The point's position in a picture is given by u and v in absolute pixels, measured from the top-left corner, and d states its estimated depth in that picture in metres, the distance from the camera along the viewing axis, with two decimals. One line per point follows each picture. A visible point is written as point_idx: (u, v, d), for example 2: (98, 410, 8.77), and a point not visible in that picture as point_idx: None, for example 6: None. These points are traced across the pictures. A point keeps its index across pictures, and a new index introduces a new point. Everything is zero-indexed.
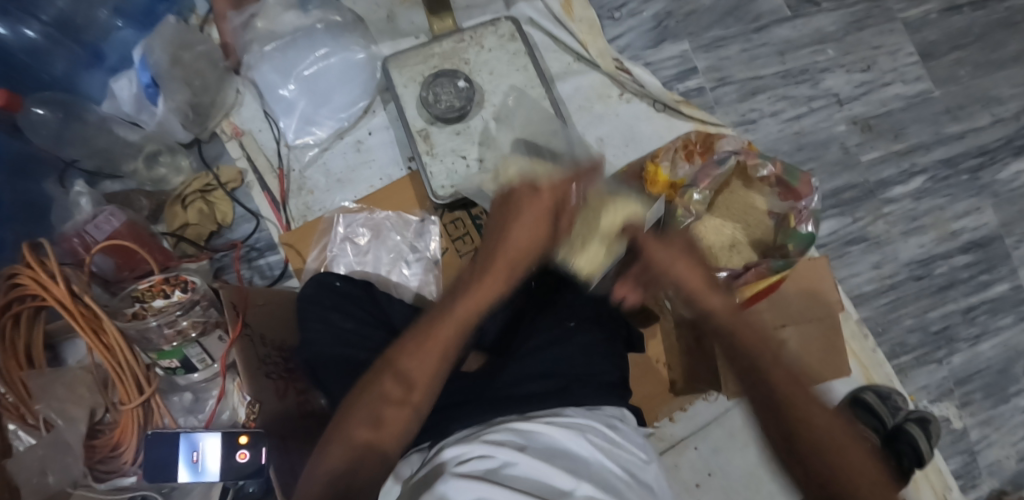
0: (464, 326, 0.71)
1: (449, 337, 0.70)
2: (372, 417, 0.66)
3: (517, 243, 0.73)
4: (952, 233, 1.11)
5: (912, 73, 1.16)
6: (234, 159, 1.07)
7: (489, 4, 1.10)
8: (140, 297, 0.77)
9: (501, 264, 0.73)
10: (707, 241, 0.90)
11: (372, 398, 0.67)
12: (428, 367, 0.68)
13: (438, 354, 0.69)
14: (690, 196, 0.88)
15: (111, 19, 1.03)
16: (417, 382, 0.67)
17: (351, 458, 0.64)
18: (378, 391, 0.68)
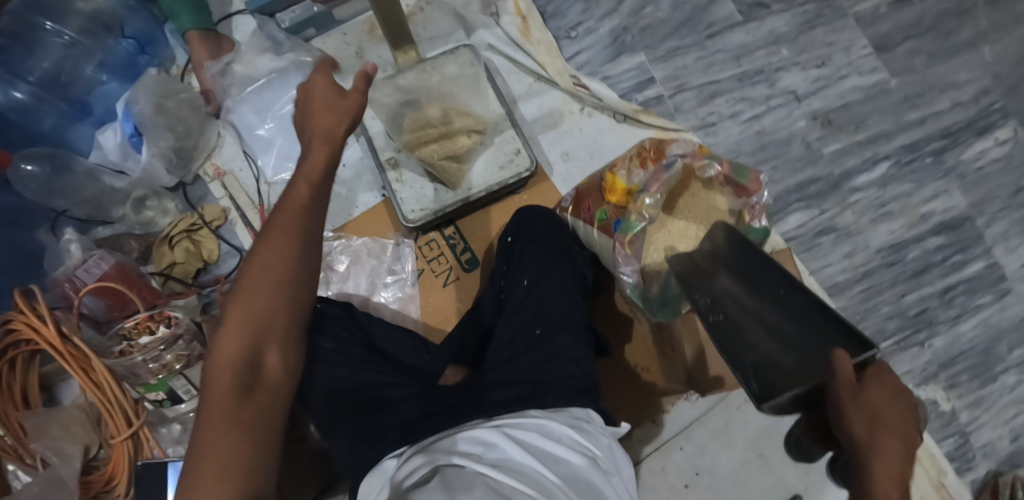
0: (284, 262, 0.61)
1: (273, 277, 0.60)
2: (228, 409, 0.55)
3: (306, 173, 0.66)
4: (921, 217, 1.13)
5: (867, 65, 1.19)
6: (218, 198, 1.12)
7: (452, 33, 1.15)
8: (127, 335, 0.81)
9: (303, 187, 0.65)
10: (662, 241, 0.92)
11: (222, 391, 0.56)
12: (266, 306, 0.59)
13: (259, 312, 0.59)
14: (643, 201, 0.88)
15: (96, 74, 1.08)
16: (266, 334, 0.59)
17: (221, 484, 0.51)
18: (226, 384, 0.56)
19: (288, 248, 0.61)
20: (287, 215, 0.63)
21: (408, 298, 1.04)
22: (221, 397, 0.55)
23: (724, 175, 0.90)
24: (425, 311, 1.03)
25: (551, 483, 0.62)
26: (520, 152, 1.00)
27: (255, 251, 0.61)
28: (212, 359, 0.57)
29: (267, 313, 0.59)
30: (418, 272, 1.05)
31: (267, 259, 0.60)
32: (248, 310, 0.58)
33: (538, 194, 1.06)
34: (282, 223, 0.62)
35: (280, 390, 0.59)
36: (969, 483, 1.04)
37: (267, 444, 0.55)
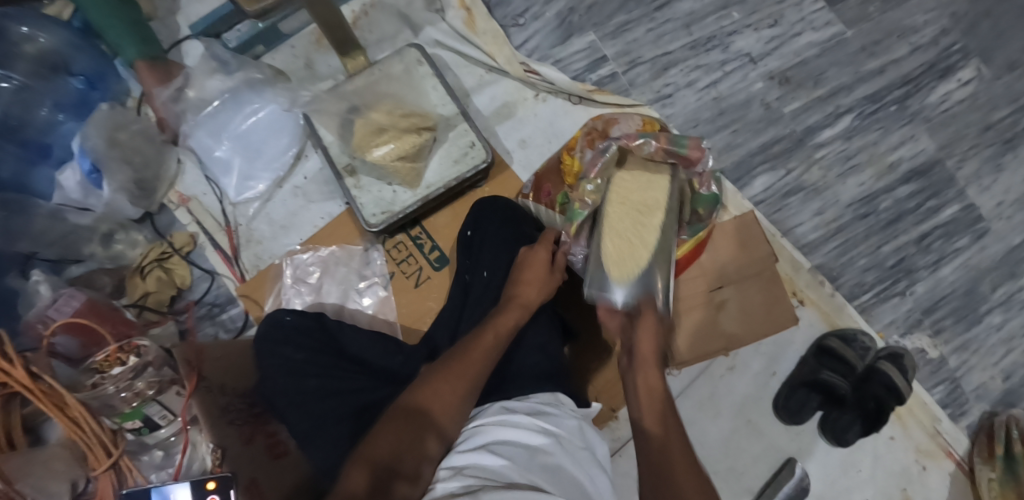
0: (496, 346, 0.75)
1: (489, 351, 0.74)
2: (425, 428, 0.66)
3: (525, 297, 0.81)
4: (891, 166, 1.11)
5: (821, 19, 1.18)
6: (185, 224, 1.12)
7: (397, 35, 1.14)
8: (98, 368, 0.81)
9: (501, 325, 0.77)
10: (617, 246, 0.85)
11: (425, 426, 0.66)
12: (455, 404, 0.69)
13: (478, 377, 0.72)
14: (584, 188, 0.88)
15: (52, 115, 1.09)
16: (429, 443, 0.65)
17: (379, 468, 0.62)
18: (423, 419, 0.67)
19: (483, 357, 0.73)
20: (492, 337, 0.75)
21: (382, 302, 1.04)
22: (412, 428, 0.66)
23: (664, 149, 0.89)
24: (398, 313, 1.03)
25: (500, 467, 0.61)
26: (475, 145, 1.01)
27: (476, 336, 0.76)
28: (394, 413, 0.68)
29: (471, 385, 0.71)
30: (388, 274, 1.05)
31: (486, 343, 0.74)
32: (467, 368, 0.72)
33: (498, 186, 1.06)
34: (488, 337, 0.75)
35: (435, 434, 0.66)
36: (964, 428, 1.03)
37: (411, 465, 0.63)
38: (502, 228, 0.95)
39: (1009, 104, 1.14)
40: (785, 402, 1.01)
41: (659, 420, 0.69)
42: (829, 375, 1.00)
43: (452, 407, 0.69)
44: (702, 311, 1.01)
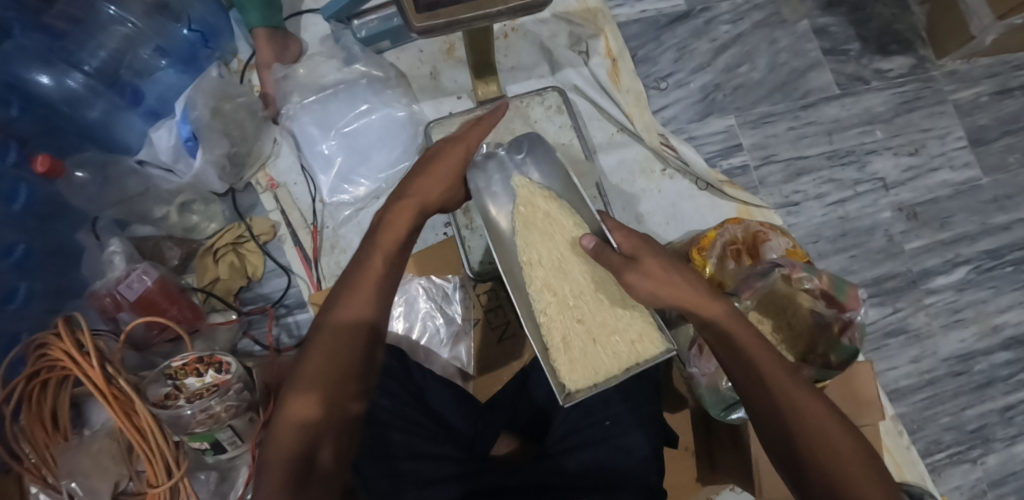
0: (389, 270, 0.67)
1: (382, 276, 0.66)
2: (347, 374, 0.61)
3: (423, 197, 0.72)
4: (994, 328, 1.08)
5: (960, 159, 1.13)
6: (268, 211, 1.04)
7: (536, 67, 1.09)
8: (172, 374, 0.76)
9: (382, 259, 0.66)
10: (580, 353, 0.71)
11: (340, 352, 0.61)
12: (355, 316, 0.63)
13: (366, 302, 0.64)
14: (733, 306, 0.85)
15: (153, 59, 0.99)
16: (345, 382, 0.61)
17: (309, 431, 0.58)
18: (333, 355, 0.61)
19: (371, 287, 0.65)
20: (378, 262, 0.66)
21: (459, 349, 0.99)
22: (331, 368, 0.60)
23: (822, 289, 0.83)
24: (476, 364, 0.98)
25: None
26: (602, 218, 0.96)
27: (361, 265, 0.66)
28: (304, 374, 0.60)
29: (381, 297, 0.65)
30: (472, 320, 1.00)
31: (376, 269, 0.66)
32: (358, 298, 0.64)
33: None
34: (376, 262, 0.66)
35: (356, 348, 0.62)
36: None
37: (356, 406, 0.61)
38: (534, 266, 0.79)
39: None
40: None
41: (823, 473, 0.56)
42: None
43: (366, 316, 0.64)
44: None
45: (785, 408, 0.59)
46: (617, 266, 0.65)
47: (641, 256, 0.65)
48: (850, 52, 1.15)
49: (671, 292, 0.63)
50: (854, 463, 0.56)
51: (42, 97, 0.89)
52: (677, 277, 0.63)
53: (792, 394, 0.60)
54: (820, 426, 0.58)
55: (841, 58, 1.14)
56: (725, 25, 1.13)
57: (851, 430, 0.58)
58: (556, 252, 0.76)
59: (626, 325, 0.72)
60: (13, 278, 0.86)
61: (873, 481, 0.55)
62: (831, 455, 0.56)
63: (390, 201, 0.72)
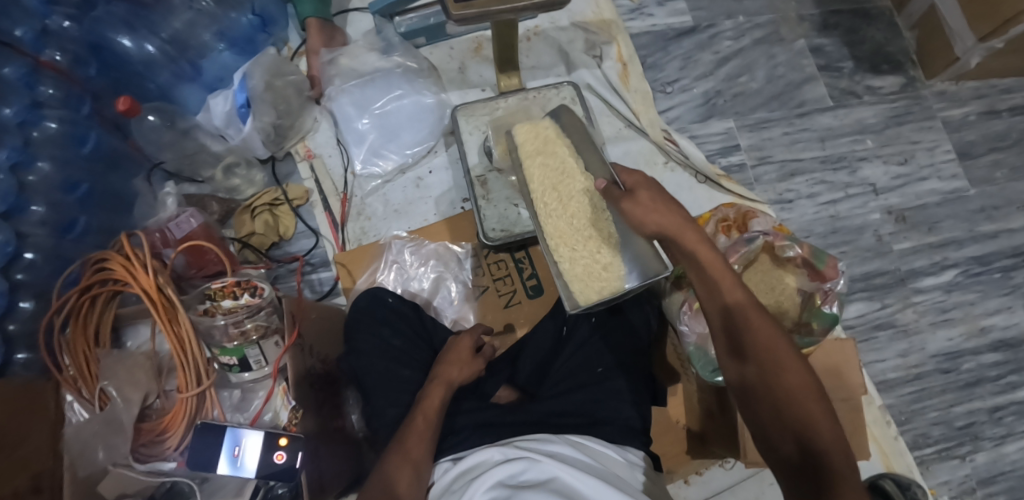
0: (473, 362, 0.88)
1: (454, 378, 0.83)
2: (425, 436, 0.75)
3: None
4: (981, 329, 1.12)
5: (948, 171, 1.20)
6: (303, 179, 1.15)
7: (554, 67, 1.21)
8: (212, 295, 0.83)
9: (440, 391, 0.80)
10: (571, 254, 0.91)
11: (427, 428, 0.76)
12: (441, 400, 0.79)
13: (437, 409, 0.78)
14: None
15: (213, 41, 1.12)
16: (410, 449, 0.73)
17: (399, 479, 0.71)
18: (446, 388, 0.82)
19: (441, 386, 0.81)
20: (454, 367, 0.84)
21: (466, 313, 1.06)
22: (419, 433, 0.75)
23: (802, 258, 0.89)
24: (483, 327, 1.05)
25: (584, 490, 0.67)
26: None
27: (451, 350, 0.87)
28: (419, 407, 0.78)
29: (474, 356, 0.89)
30: (482, 288, 1.06)
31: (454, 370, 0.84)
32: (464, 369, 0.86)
33: None
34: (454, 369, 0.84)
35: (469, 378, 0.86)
36: None
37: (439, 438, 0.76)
38: (541, 166, 0.97)
39: None
40: None
41: (783, 410, 0.62)
42: None
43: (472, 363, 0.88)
44: None
45: (756, 342, 0.65)
46: (618, 198, 0.77)
47: (637, 190, 0.75)
48: (844, 70, 1.25)
49: (655, 218, 0.72)
50: (799, 388, 0.63)
51: (123, 56, 1.05)
52: (663, 209, 0.73)
53: (753, 324, 0.66)
54: (774, 352, 0.64)
55: (835, 75, 1.24)
56: (728, 40, 1.25)
57: (800, 356, 0.64)
58: (551, 170, 0.96)
59: (605, 234, 0.90)
60: (75, 211, 0.97)
61: (812, 398, 0.62)
62: (779, 382, 0.63)
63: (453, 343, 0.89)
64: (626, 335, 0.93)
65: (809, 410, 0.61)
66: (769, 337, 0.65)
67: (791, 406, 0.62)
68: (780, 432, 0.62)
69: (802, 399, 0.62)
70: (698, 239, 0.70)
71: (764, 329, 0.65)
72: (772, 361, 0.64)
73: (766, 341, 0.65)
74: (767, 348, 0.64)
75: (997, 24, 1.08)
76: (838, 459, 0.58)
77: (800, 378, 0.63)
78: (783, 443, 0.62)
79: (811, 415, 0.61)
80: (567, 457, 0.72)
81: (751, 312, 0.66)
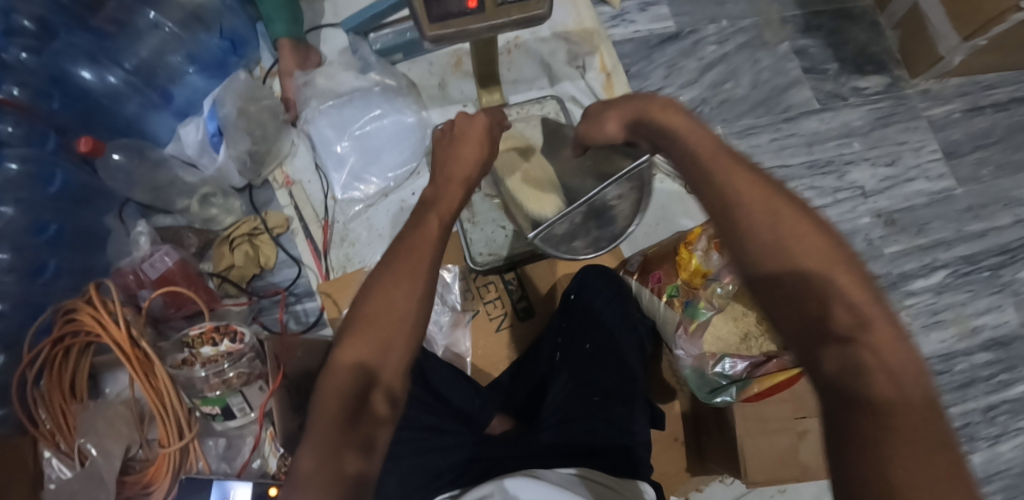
0: (411, 304, 0.63)
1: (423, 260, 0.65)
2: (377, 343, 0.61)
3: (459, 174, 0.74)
4: (972, 329, 1.13)
5: (935, 171, 1.20)
6: (282, 206, 1.11)
7: (536, 80, 1.18)
8: (190, 342, 0.79)
9: (435, 224, 0.69)
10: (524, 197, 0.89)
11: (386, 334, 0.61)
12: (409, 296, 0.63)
13: (409, 310, 0.62)
14: (713, 289, 0.88)
15: (183, 65, 1.08)
16: (390, 340, 0.61)
17: (352, 384, 0.59)
18: (373, 342, 0.61)
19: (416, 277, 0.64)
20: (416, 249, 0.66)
21: (458, 339, 1.03)
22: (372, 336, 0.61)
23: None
24: (474, 352, 1.03)
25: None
26: None
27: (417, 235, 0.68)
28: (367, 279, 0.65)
29: (415, 289, 0.63)
30: (472, 311, 1.04)
31: (424, 243, 0.67)
32: (384, 328, 0.61)
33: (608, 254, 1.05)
34: (417, 249, 0.66)
35: (396, 335, 0.61)
36: None
37: (392, 369, 0.60)
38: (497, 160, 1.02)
39: None
40: None
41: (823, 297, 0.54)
42: None
43: (407, 297, 0.63)
44: (785, 438, 0.90)
45: (775, 228, 0.57)
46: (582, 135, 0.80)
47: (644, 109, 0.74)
48: (828, 72, 1.23)
49: (680, 118, 0.70)
50: (835, 278, 0.55)
51: (85, 90, 0.99)
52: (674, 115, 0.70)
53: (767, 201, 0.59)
54: (793, 233, 0.57)
55: (819, 77, 1.23)
56: (712, 46, 1.23)
57: (827, 238, 0.57)
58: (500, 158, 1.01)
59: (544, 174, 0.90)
60: (44, 254, 0.92)
61: (849, 274, 0.55)
62: (801, 265, 0.55)
63: (435, 184, 0.74)
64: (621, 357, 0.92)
65: (851, 291, 0.54)
66: (789, 223, 0.57)
67: (829, 290, 0.54)
68: (817, 326, 0.53)
69: (890, 351, 0.51)
70: (703, 140, 0.66)
71: (782, 205, 0.58)
72: (797, 241, 0.57)
73: (786, 223, 0.57)
74: (793, 235, 0.57)
75: (980, 22, 1.07)
76: (888, 355, 0.50)
77: (827, 258, 0.56)
78: (828, 351, 0.52)
79: (844, 294, 0.54)
80: (544, 474, 0.73)
81: (762, 199, 0.59)
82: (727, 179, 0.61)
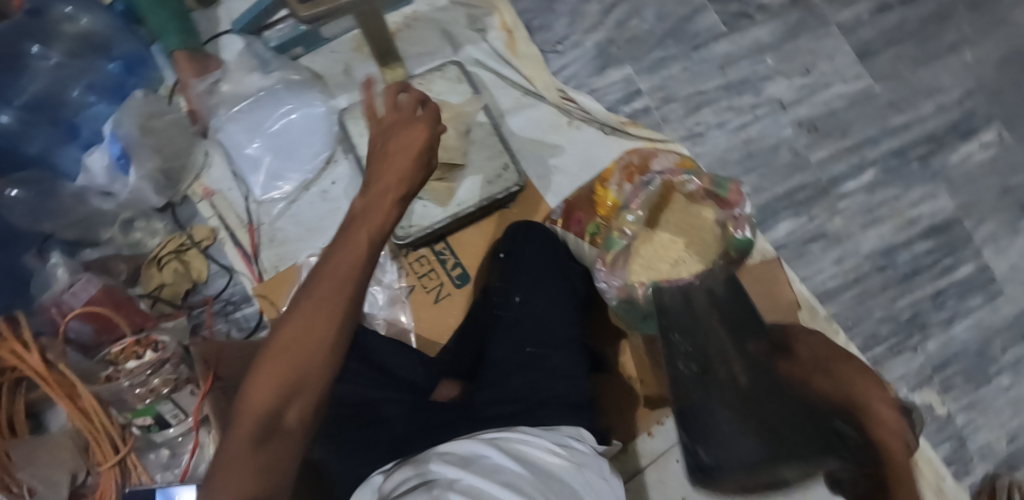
0: (327, 327, 0.62)
1: (354, 268, 0.66)
2: (280, 379, 0.60)
3: (385, 182, 0.73)
4: (910, 221, 1.13)
5: (851, 73, 1.20)
6: (207, 218, 1.11)
7: (438, 50, 1.17)
8: (114, 360, 0.82)
9: (362, 236, 0.69)
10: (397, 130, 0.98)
11: (295, 364, 0.60)
12: (302, 329, 0.62)
13: (334, 310, 0.63)
14: (624, 218, 0.96)
15: (83, 96, 1.07)
16: (303, 383, 0.61)
17: (252, 444, 0.57)
18: (284, 373, 0.60)
19: (335, 303, 0.63)
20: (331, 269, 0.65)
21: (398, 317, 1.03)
22: (296, 353, 0.61)
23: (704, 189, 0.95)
24: (417, 326, 1.02)
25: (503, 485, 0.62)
26: (508, 167, 1.01)
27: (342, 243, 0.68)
28: (314, 275, 0.66)
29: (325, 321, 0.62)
30: (409, 288, 1.04)
31: (345, 257, 0.66)
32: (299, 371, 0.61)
33: (528, 206, 1.07)
34: (337, 258, 0.67)
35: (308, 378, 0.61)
36: (967, 487, 1.03)
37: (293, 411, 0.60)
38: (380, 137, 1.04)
39: None
40: None
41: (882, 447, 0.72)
42: None
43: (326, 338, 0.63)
44: None
45: (845, 392, 0.79)
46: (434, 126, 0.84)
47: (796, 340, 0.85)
48: None
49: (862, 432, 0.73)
50: (876, 406, 0.76)
51: None
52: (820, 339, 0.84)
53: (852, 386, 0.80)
54: (865, 394, 0.78)
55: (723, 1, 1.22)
56: None
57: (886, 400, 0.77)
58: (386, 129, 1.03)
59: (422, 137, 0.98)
60: None
61: (888, 409, 0.76)
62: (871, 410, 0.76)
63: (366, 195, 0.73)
64: (556, 304, 0.91)
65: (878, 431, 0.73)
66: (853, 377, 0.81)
67: (877, 418, 0.75)
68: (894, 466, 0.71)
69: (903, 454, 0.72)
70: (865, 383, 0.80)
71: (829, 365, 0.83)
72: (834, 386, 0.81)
73: (844, 381, 0.81)
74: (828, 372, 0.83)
75: None
76: (899, 457, 0.72)
77: (874, 393, 0.78)
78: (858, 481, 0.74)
79: (882, 418, 0.75)
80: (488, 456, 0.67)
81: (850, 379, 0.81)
82: (856, 408, 0.76)
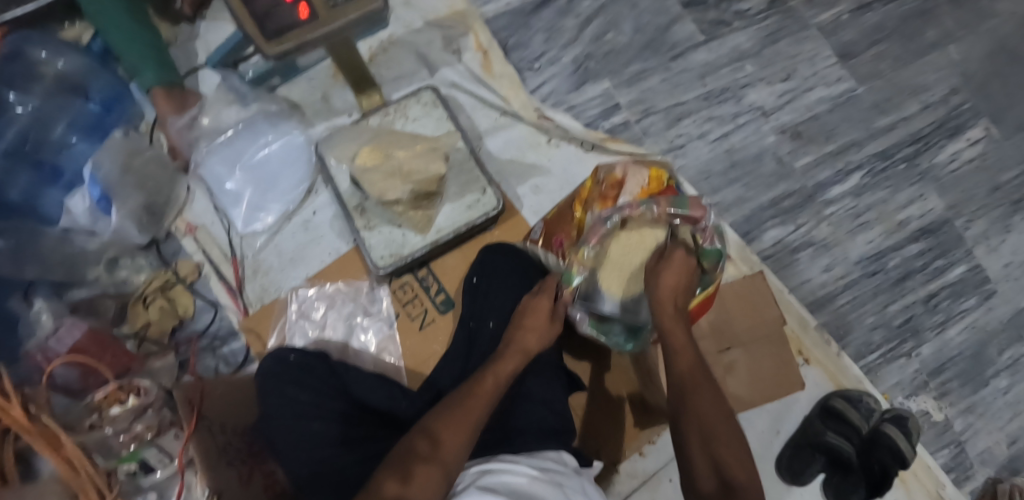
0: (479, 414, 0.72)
1: (494, 389, 0.76)
2: (432, 477, 0.65)
3: (526, 344, 0.82)
4: (899, 224, 1.11)
5: (833, 75, 1.18)
6: (191, 253, 1.12)
7: (415, 72, 1.17)
8: (98, 406, 0.81)
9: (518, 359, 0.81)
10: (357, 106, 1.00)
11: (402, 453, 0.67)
12: (453, 431, 0.70)
13: (481, 416, 0.73)
14: (583, 252, 0.89)
15: (65, 135, 1.07)
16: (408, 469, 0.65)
17: None
18: (400, 464, 0.66)
19: (487, 396, 0.75)
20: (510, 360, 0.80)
21: (385, 346, 1.03)
22: (404, 456, 0.67)
23: (666, 212, 0.89)
24: (403, 356, 1.02)
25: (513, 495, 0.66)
26: (486, 190, 1.01)
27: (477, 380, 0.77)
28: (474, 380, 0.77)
29: (464, 444, 0.69)
30: (393, 315, 1.04)
31: (486, 388, 0.75)
32: (426, 485, 0.63)
33: (511, 230, 1.07)
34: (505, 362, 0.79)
35: (440, 488, 0.64)
36: (969, 494, 1.01)
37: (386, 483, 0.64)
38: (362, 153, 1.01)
39: (1018, 165, 1.14)
40: (788, 462, 1.00)
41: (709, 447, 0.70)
42: (833, 437, 0.98)
43: (451, 445, 0.68)
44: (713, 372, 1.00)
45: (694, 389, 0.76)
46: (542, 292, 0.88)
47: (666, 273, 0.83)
48: (708, 1, 1.22)
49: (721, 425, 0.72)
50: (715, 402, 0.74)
51: None
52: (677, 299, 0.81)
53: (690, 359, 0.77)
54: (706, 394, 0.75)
55: (701, 8, 1.21)
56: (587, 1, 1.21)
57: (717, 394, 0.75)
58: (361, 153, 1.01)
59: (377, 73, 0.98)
60: None
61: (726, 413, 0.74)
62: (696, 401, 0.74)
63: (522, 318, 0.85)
64: None
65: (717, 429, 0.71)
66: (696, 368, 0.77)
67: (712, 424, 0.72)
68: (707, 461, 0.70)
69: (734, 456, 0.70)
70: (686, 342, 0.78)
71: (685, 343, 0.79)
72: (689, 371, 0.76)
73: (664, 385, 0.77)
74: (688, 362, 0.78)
75: None
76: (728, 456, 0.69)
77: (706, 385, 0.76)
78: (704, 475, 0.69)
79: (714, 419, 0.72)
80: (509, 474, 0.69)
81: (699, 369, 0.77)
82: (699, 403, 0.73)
